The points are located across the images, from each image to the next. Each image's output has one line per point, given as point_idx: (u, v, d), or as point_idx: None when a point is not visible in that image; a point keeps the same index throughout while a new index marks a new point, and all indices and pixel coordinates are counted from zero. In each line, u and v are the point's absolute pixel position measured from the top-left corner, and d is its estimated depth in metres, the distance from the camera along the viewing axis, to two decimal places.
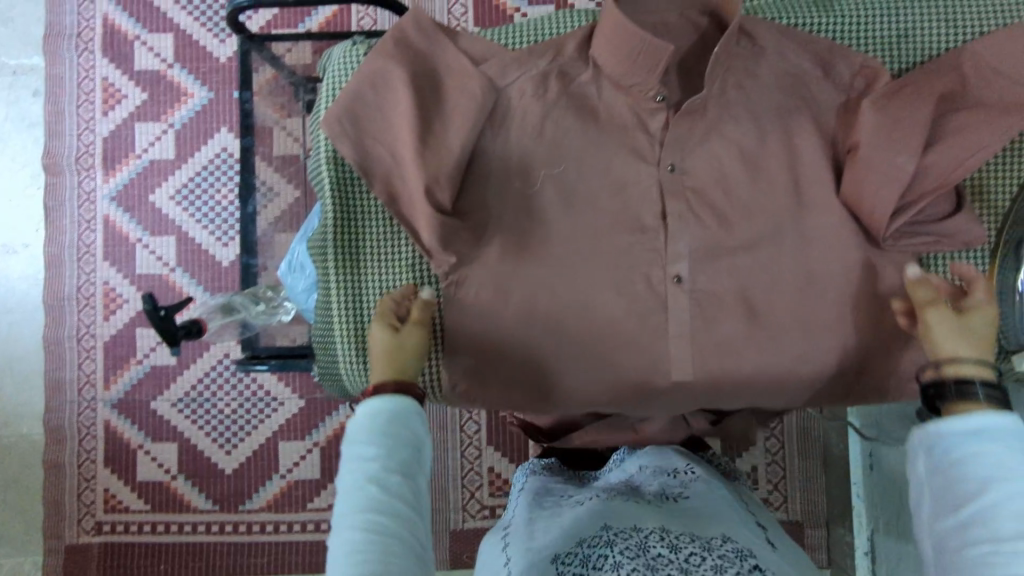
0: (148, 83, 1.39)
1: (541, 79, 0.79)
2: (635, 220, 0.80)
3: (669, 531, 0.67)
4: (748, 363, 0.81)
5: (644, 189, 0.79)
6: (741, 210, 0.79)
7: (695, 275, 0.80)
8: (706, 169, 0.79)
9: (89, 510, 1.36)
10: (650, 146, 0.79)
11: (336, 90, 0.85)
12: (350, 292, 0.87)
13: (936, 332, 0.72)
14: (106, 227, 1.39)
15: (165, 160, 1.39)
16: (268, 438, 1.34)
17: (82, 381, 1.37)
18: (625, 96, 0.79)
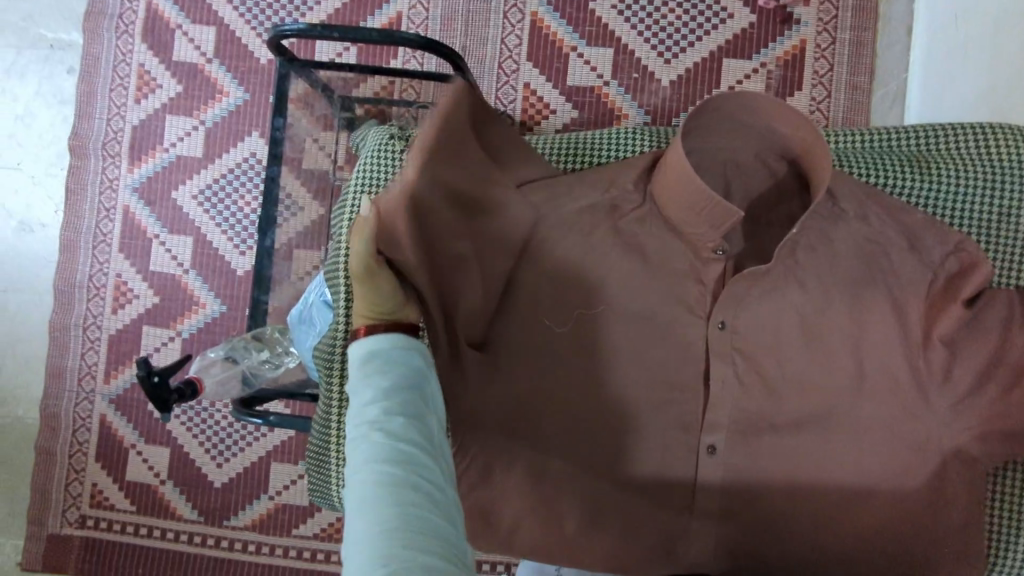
0: (184, 75, 1.35)
1: (591, 210, 0.73)
2: (673, 374, 0.74)
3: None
4: (775, 538, 0.75)
5: (689, 341, 0.73)
6: (791, 380, 0.73)
7: (730, 447, 0.74)
8: (760, 332, 0.72)
9: (75, 502, 1.34)
10: (701, 297, 0.73)
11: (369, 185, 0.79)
12: None
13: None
14: (125, 218, 1.35)
15: (192, 158, 1.35)
16: (260, 458, 1.31)
17: (83, 372, 1.35)
18: (682, 239, 0.72)
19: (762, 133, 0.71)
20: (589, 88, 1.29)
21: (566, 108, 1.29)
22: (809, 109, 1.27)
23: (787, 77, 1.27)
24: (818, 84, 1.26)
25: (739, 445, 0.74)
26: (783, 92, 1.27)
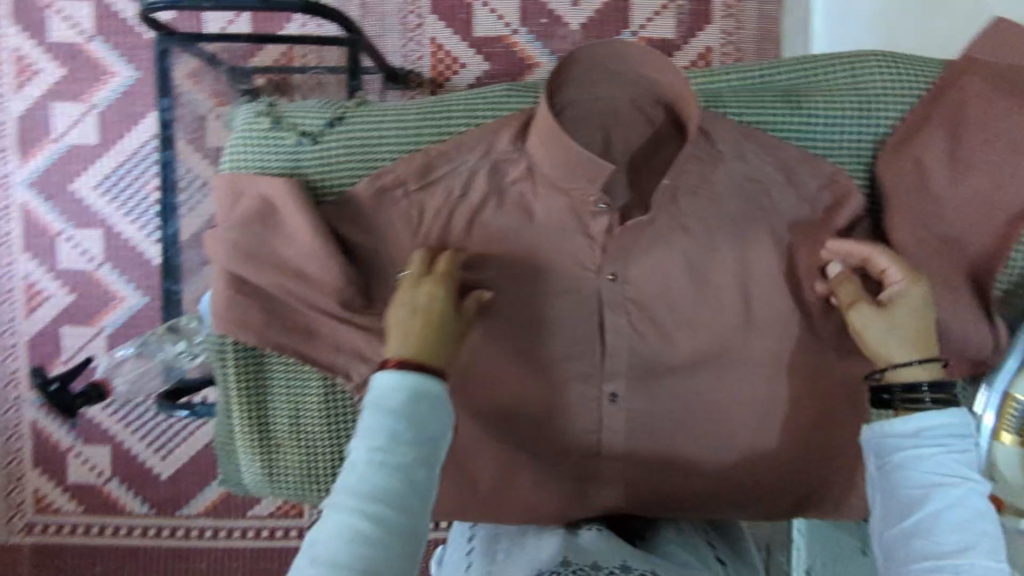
0: (65, 57, 1.25)
1: (469, 177, 0.72)
2: (572, 331, 0.74)
3: (630, 569, 0.61)
4: (682, 474, 0.79)
5: (583, 298, 0.74)
6: (684, 326, 0.74)
7: (631, 393, 0.76)
8: (650, 280, 0.73)
9: (18, 510, 1.31)
10: (591, 252, 0.72)
11: (238, 164, 0.77)
12: (257, 415, 0.81)
13: (868, 340, 0.68)
14: (25, 216, 1.28)
15: (87, 146, 1.27)
16: (207, 445, 1.30)
17: (5, 379, 1.30)
18: (565, 196, 0.71)
19: (635, 83, 0.70)
20: (497, 38, 1.26)
21: (477, 61, 1.26)
22: (720, 43, 1.26)
23: (696, 12, 1.26)
24: (728, 17, 1.26)
25: (641, 391, 0.76)
26: (693, 28, 1.26)
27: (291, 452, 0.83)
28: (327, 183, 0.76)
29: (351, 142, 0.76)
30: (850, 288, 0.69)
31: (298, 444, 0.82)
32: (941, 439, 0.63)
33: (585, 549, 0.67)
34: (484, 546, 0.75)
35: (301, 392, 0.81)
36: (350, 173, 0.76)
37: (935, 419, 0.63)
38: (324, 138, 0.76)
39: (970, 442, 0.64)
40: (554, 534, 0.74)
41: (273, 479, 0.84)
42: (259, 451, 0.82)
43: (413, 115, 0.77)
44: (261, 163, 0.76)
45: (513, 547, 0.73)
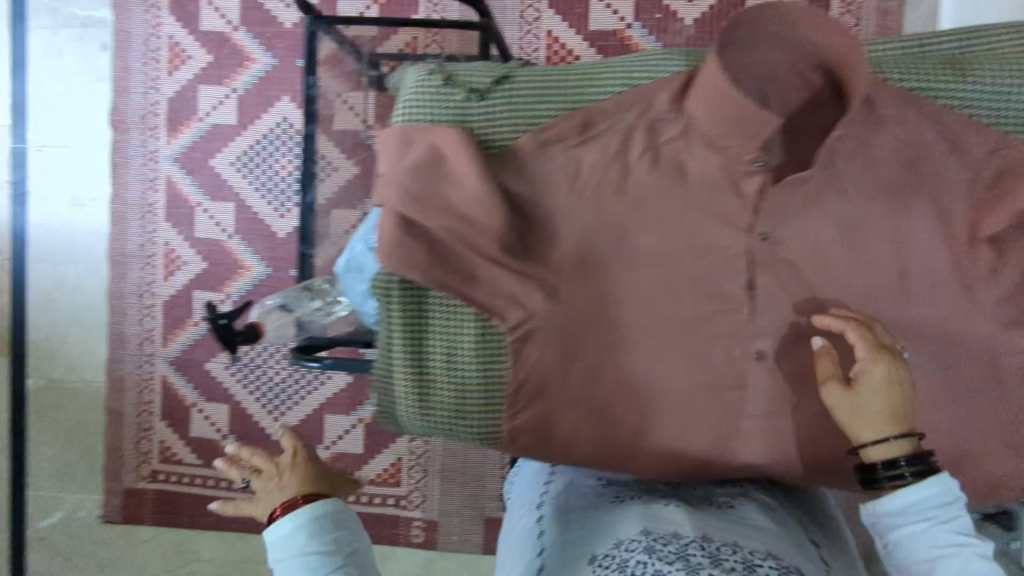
0: (213, 45, 1.37)
1: (626, 134, 0.74)
2: (717, 288, 0.75)
3: (711, 540, 0.61)
4: (823, 446, 0.77)
5: (733, 257, 0.74)
6: (835, 288, 0.74)
7: (778, 356, 0.75)
8: (802, 239, 0.73)
9: (146, 458, 1.44)
10: (741, 211, 0.73)
11: (412, 119, 0.78)
12: (415, 348, 0.79)
13: (844, 417, 0.68)
14: (169, 188, 1.41)
15: (227, 126, 1.38)
16: (315, 410, 1.38)
17: (142, 336, 1.42)
18: (718, 154, 0.71)
19: (796, 44, 0.69)
20: (611, 32, 1.28)
21: (590, 53, 1.29)
22: None
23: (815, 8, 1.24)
24: (847, 13, 1.23)
25: (787, 354, 0.75)
26: None
27: (445, 390, 0.80)
28: (493, 136, 0.77)
29: (517, 99, 0.77)
30: (827, 367, 0.70)
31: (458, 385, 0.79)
32: (927, 512, 0.64)
33: (664, 518, 0.67)
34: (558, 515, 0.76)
35: (462, 329, 0.78)
36: (515, 127, 0.77)
37: (917, 495, 0.64)
38: (490, 96, 0.78)
39: (957, 502, 0.64)
40: (629, 504, 0.74)
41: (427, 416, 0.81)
42: (420, 390, 0.80)
43: (579, 75, 0.78)
44: (432, 115, 0.78)
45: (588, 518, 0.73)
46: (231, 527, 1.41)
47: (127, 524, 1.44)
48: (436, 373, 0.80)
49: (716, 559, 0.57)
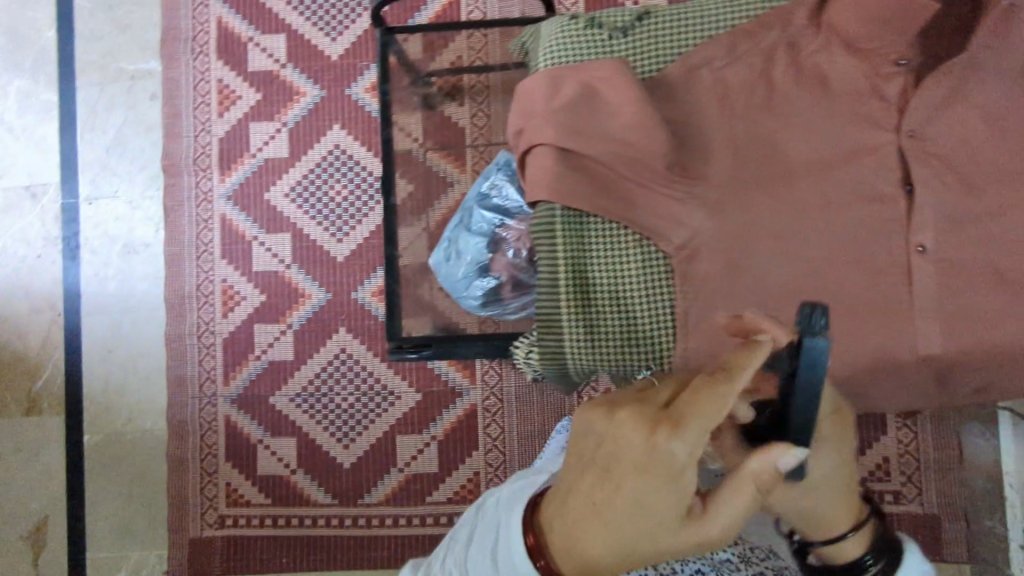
0: (261, 83, 1.42)
1: (766, 55, 0.69)
2: (867, 190, 0.67)
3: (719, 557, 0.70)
4: (998, 346, 0.67)
5: (880, 158, 0.67)
6: (991, 175, 0.66)
7: (940, 247, 0.66)
8: (949, 136, 0.66)
9: (211, 504, 1.38)
10: (886, 113, 0.66)
11: (560, 58, 0.76)
12: (577, 272, 0.73)
13: (629, 496, 0.52)
14: (224, 225, 1.42)
15: (279, 159, 1.41)
16: (385, 432, 1.35)
17: (203, 378, 1.40)
18: (859, 61, 0.66)
19: None
20: None
21: None
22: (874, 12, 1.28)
23: None
24: None
25: (952, 245, 0.66)
26: None
27: (610, 318, 0.73)
28: (647, 68, 0.74)
29: (666, 28, 0.74)
30: (631, 443, 0.53)
31: (621, 316, 0.73)
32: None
33: None
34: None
35: (618, 254, 0.72)
36: (664, 57, 0.74)
37: None
38: (636, 30, 0.75)
39: None
40: None
41: (595, 346, 0.73)
42: (583, 329, 0.73)
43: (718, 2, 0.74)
44: (578, 54, 0.75)
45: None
46: (305, 566, 1.35)
47: None
48: (598, 297, 0.73)
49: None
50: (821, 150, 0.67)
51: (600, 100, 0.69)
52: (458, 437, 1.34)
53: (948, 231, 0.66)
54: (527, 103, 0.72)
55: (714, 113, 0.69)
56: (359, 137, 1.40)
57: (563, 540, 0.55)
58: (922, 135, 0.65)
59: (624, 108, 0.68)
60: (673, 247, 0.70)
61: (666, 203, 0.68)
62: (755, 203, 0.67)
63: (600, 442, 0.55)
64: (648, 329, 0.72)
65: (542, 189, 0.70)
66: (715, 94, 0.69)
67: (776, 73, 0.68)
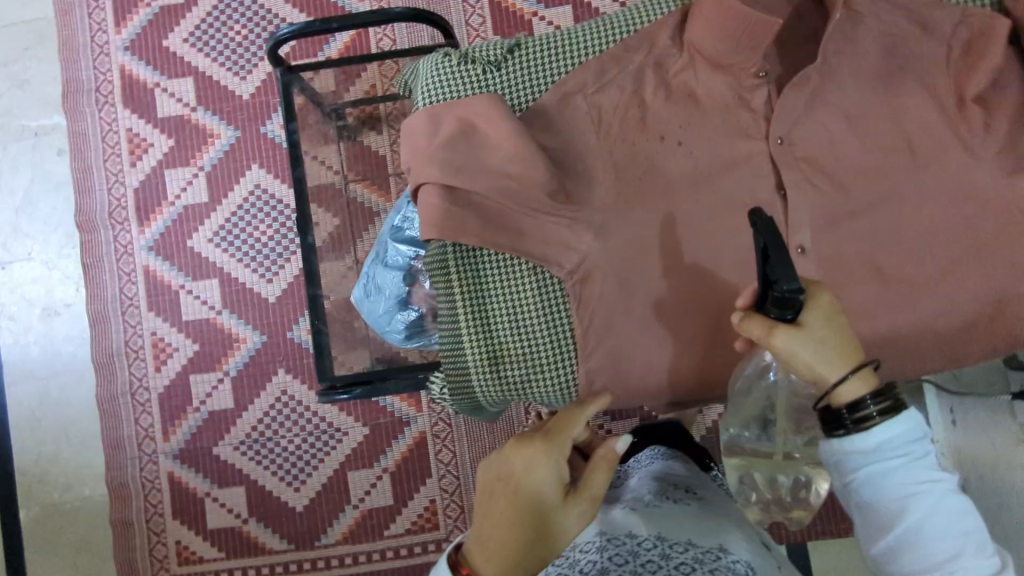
0: (173, 129, 1.39)
1: (637, 75, 0.73)
2: (747, 197, 0.71)
3: (665, 539, 0.67)
4: (884, 330, 0.71)
5: (756, 164, 0.71)
6: (857, 173, 0.70)
7: (818, 243, 0.70)
8: (814, 136, 0.70)
9: (163, 565, 1.34)
10: (756, 122, 0.70)
11: (438, 97, 0.78)
12: (476, 307, 0.76)
13: (517, 503, 0.60)
14: (147, 277, 1.38)
15: (199, 204, 1.38)
16: (336, 470, 1.33)
17: (140, 436, 1.36)
18: (725, 76, 0.70)
19: None
20: None
21: None
22: None
23: None
24: None
25: (829, 240, 0.70)
26: None
27: (512, 348, 0.76)
28: (520, 101, 0.78)
29: (535, 60, 0.77)
30: (516, 464, 0.62)
31: (524, 350, 0.76)
32: (900, 450, 0.59)
33: (616, 522, 0.74)
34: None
35: (519, 290, 0.75)
36: (535, 89, 0.77)
37: (895, 437, 0.59)
38: (507, 64, 0.78)
39: (922, 449, 0.60)
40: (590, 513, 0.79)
41: (500, 376, 0.77)
42: (486, 361, 0.77)
43: (584, 31, 0.77)
44: (453, 90, 0.78)
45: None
46: None
47: None
48: (499, 329, 0.76)
49: (667, 558, 0.63)
50: (696, 165, 0.71)
51: (477, 136, 0.72)
52: (410, 466, 1.32)
53: (824, 230, 0.70)
54: (411, 146, 0.75)
55: (594, 141, 0.73)
56: (279, 175, 1.38)
57: (477, 548, 0.59)
58: (790, 142, 0.70)
59: (504, 141, 0.70)
60: (567, 272, 0.72)
61: (557, 231, 0.71)
62: (642, 221, 0.71)
63: (499, 470, 0.63)
64: (550, 355, 0.76)
65: (431, 228, 0.72)
66: (592, 120, 0.73)
67: (647, 94, 0.72)
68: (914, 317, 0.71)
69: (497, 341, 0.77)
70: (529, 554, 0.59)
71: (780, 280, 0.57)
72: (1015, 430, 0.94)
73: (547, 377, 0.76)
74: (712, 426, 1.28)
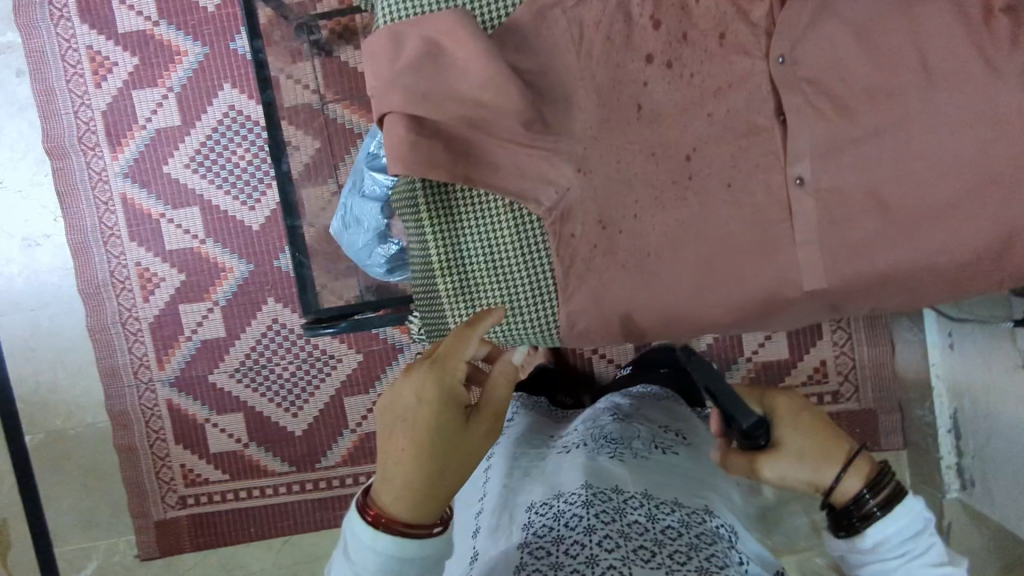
0: (136, 46, 1.30)
1: None
2: (746, 123, 0.69)
3: (651, 497, 0.70)
4: (884, 260, 0.68)
5: (756, 87, 0.68)
6: (863, 94, 0.66)
7: (817, 173, 0.68)
8: (821, 54, 0.66)
9: (170, 487, 1.38)
10: (754, 37, 0.67)
11: (399, 14, 0.72)
12: (451, 249, 0.76)
13: (414, 435, 0.60)
14: (126, 206, 1.33)
15: (172, 128, 1.31)
16: (332, 397, 1.34)
17: (136, 364, 1.36)
18: None
19: None
20: None
21: None
22: None
23: None
24: None
25: (828, 168, 0.67)
26: None
27: (490, 291, 0.77)
28: (490, 18, 0.72)
29: None
30: (406, 397, 0.61)
31: (504, 294, 0.77)
32: (900, 547, 0.59)
33: (604, 468, 0.74)
34: (511, 477, 0.82)
35: (495, 229, 0.75)
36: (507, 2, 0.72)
37: (892, 534, 0.60)
38: None
39: (924, 539, 0.60)
40: (578, 455, 0.80)
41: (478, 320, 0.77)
42: (462, 301, 0.77)
43: None
44: (416, 5, 0.72)
45: (528, 486, 0.78)
46: (273, 533, 1.36)
47: (165, 558, 1.38)
48: (476, 271, 0.77)
49: (654, 519, 0.66)
50: (686, 90, 0.69)
51: (444, 58, 0.68)
52: None
53: (825, 159, 0.67)
54: (371, 72, 0.70)
55: (574, 60, 0.69)
56: (251, 95, 1.30)
57: (389, 497, 0.59)
58: (792, 61, 0.66)
59: (472, 66, 0.66)
60: (545, 210, 0.71)
61: (534, 163, 0.70)
62: (625, 146, 0.70)
63: (392, 407, 0.62)
64: (529, 299, 0.76)
65: (394, 163, 0.70)
66: (571, 39, 0.69)
67: (633, 6, 0.69)
68: (921, 247, 0.67)
69: (475, 284, 0.77)
70: (439, 486, 0.60)
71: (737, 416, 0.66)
72: (1014, 355, 0.94)
73: (526, 322, 0.77)
74: (706, 350, 1.26)
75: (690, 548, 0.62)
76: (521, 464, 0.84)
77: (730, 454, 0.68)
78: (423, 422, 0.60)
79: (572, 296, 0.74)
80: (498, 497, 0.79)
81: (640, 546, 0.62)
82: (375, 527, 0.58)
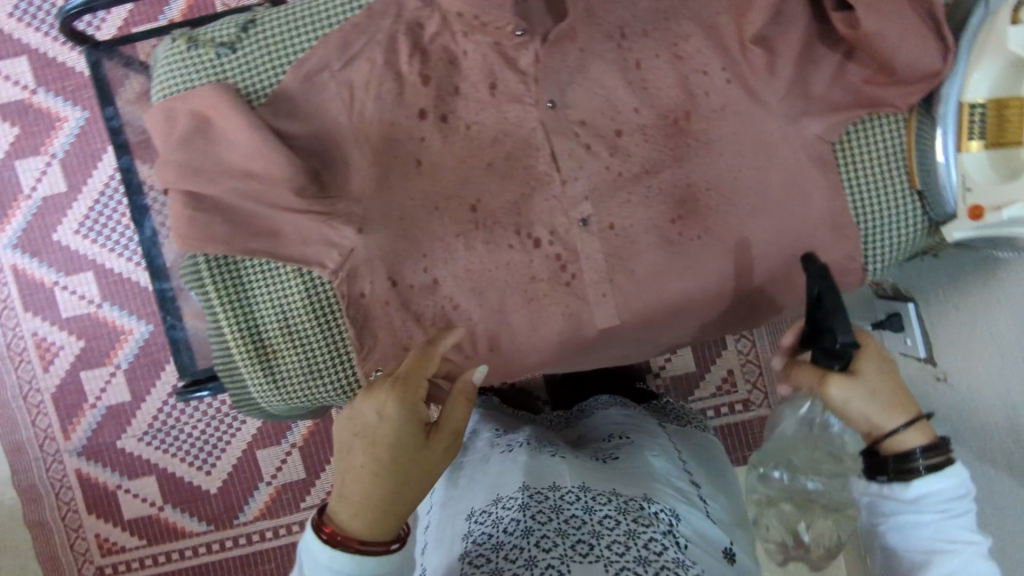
0: (14, 115, 1.28)
1: (389, 42, 0.72)
2: (527, 170, 0.74)
3: (588, 490, 0.65)
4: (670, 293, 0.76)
5: (530, 131, 0.73)
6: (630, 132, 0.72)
7: (599, 212, 0.74)
8: (585, 98, 0.72)
9: (86, 558, 1.34)
10: (525, 86, 0.72)
11: (171, 90, 0.77)
12: (244, 319, 0.79)
13: (371, 451, 0.61)
14: (18, 277, 1.31)
15: (58, 194, 1.29)
16: (244, 450, 1.32)
17: (41, 437, 1.33)
18: (481, 36, 0.71)
19: None
20: None
21: None
22: None
23: None
24: None
25: (606, 204, 0.74)
26: None
27: (288, 357, 0.80)
28: (252, 89, 0.76)
29: (265, 42, 0.75)
30: (368, 413, 0.62)
31: (302, 358, 0.80)
32: (941, 503, 0.60)
33: (545, 468, 0.70)
34: (454, 488, 0.77)
35: (286, 297, 0.79)
36: (276, 70, 0.75)
37: (931, 488, 0.60)
38: (240, 49, 0.76)
39: (965, 503, 0.61)
40: (522, 455, 0.75)
41: (279, 384, 0.81)
42: (261, 370, 0.80)
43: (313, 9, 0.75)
44: (186, 80, 0.77)
45: (470, 492, 0.73)
46: None
47: None
48: (272, 338, 0.80)
49: (590, 511, 0.61)
50: (462, 144, 0.74)
51: (212, 131, 0.73)
52: (318, 442, 1.32)
53: (601, 200, 0.74)
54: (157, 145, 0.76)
55: (346, 124, 0.73)
56: None
57: (347, 515, 0.60)
58: (562, 104, 0.72)
59: (238, 139, 0.71)
60: (330, 272, 0.76)
61: (315, 228, 0.74)
62: (407, 204, 0.75)
63: (352, 423, 0.62)
64: (327, 360, 0.80)
65: (179, 239, 0.75)
66: (342, 100, 0.73)
67: (402, 64, 0.72)
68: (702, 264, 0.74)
69: (271, 352, 0.80)
70: (396, 505, 0.60)
71: (835, 330, 0.62)
72: None
73: (328, 381, 0.81)
74: None
75: (628, 537, 0.58)
76: (464, 472, 0.79)
77: (795, 368, 0.66)
78: (381, 439, 0.61)
79: (367, 355, 0.79)
80: (442, 510, 0.74)
81: (579, 540, 0.57)
82: (331, 544, 0.58)
